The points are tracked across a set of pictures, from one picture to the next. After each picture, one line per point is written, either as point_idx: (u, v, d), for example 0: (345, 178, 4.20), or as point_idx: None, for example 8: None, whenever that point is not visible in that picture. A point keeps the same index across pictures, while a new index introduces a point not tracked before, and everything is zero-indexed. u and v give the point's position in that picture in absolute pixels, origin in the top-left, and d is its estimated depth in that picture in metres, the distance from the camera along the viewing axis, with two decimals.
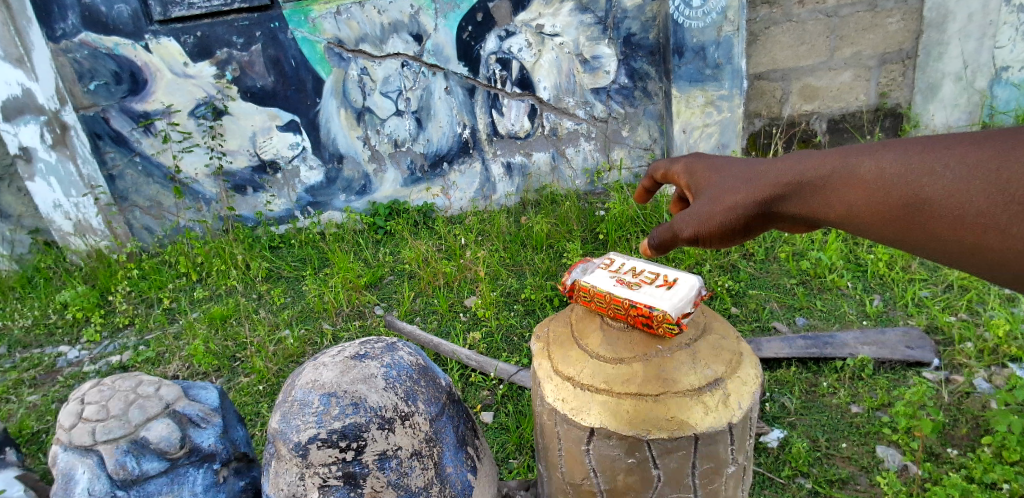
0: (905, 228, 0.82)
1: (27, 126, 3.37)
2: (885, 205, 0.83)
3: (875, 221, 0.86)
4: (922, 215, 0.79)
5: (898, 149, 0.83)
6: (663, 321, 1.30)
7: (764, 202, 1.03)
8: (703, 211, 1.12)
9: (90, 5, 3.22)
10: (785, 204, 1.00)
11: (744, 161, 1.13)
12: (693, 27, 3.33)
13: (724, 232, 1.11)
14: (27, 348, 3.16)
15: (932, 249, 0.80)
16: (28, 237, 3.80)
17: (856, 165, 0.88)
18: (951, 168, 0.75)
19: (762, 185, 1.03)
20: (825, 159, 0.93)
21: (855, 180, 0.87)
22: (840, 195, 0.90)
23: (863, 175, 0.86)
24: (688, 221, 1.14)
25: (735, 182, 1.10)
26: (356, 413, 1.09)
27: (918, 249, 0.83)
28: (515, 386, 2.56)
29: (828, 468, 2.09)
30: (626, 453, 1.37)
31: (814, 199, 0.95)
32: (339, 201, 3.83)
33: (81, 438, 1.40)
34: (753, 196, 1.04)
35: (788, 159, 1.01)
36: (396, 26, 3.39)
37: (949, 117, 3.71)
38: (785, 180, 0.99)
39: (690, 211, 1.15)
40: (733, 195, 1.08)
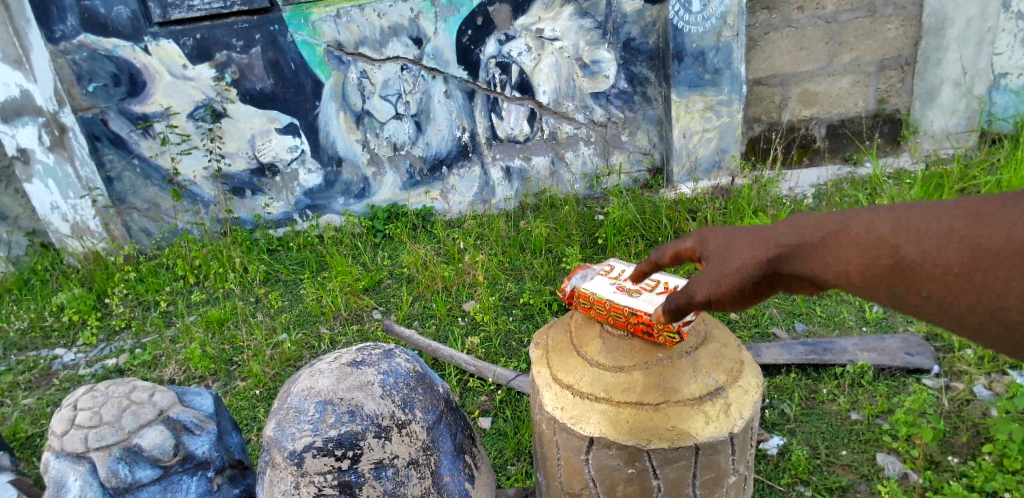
0: (901, 289, 0.82)
1: (25, 127, 3.35)
2: (880, 266, 0.82)
3: (871, 283, 0.85)
4: (918, 274, 0.79)
5: (879, 212, 0.85)
6: (664, 330, 1.29)
7: (766, 264, 0.97)
8: (711, 274, 1.06)
9: (89, 6, 3.21)
10: (785, 267, 0.96)
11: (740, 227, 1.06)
12: (693, 32, 3.33)
13: (738, 295, 1.04)
14: (23, 351, 3.14)
15: (928, 307, 0.81)
16: (25, 238, 3.78)
17: (846, 228, 0.88)
18: (938, 226, 0.78)
19: (764, 246, 0.98)
20: (817, 221, 0.92)
21: (847, 239, 0.87)
22: (836, 257, 0.88)
23: (855, 235, 0.86)
24: (700, 287, 1.08)
25: (737, 245, 1.04)
26: (352, 421, 1.08)
27: (914, 309, 0.83)
28: (514, 392, 2.54)
29: (829, 476, 2.07)
30: (626, 463, 1.36)
31: (812, 262, 0.92)
32: (337, 204, 3.81)
33: (73, 445, 1.38)
34: (755, 258, 0.98)
35: (786, 220, 0.98)
36: (396, 30, 3.38)
37: (949, 123, 3.71)
38: (784, 242, 0.95)
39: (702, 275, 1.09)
40: (738, 257, 1.02)
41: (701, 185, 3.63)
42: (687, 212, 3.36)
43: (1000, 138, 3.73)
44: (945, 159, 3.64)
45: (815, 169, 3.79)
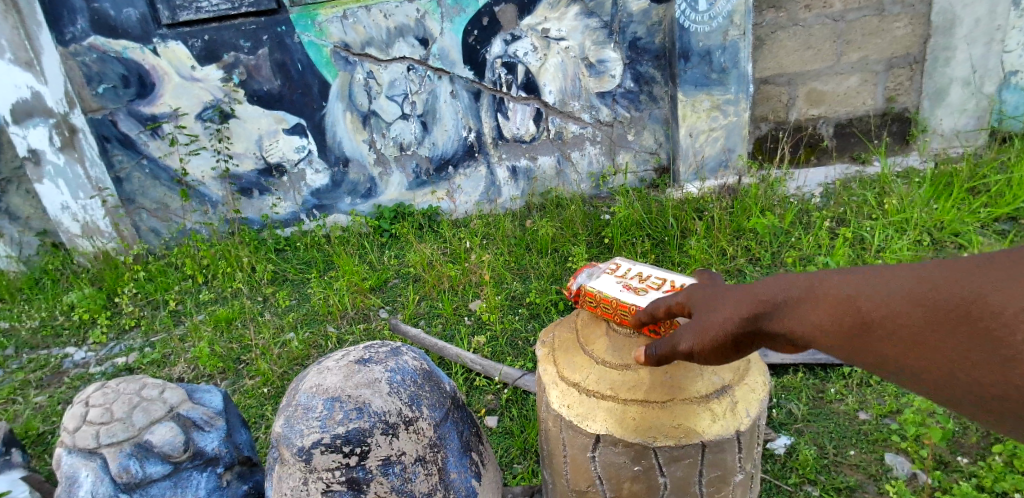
0: (873, 348, 0.84)
1: (36, 129, 3.39)
2: (852, 325, 0.86)
3: (844, 342, 0.88)
4: (888, 334, 0.82)
5: (851, 274, 0.90)
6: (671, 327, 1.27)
7: (749, 319, 1.01)
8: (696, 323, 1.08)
9: (99, 8, 3.24)
10: (764, 322, 0.99)
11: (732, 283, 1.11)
12: (699, 32, 3.33)
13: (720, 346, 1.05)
14: (35, 350, 3.18)
15: (901, 371, 0.83)
16: (36, 238, 3.82)
17: (822, 289, 0.92)
18: (901, 285, 0.81)
19: (747, 300, 1.01)
20: (794, 282, 0.97)
21: (820, 298, 0.92)
22: (812, 314, 0.92)
23: (828, 294, 0.91)
24: (684, 334, 1.09)
25: (724, 299, 1.07)
26: (360, 418, 1.09)
27: (890, 372, 0.85)
28: (520, 391, 2.55)
29: (836, 476, 2.07)
30: (633, 460, 1.36)
31: (790, 318, 0.96)
32: (344, 204, 3.83)
33: (85, 440, 1.40)
34: (738, 311, 1.02)
35: (768, 278, 1.03)
36: (402, 31, 3.40)
37: (957, 122, 3.68)
38: (764, 297, 0.99)
39: (688, 324, 1.10)
40: (721, 309, 1.05)
41: (707, 184, 3.63)
42: (693, 212, 3.36)
43: (1011, 137, 3.70)
44: (955, 158, 3.61)
45: (822, 168, 3.78)
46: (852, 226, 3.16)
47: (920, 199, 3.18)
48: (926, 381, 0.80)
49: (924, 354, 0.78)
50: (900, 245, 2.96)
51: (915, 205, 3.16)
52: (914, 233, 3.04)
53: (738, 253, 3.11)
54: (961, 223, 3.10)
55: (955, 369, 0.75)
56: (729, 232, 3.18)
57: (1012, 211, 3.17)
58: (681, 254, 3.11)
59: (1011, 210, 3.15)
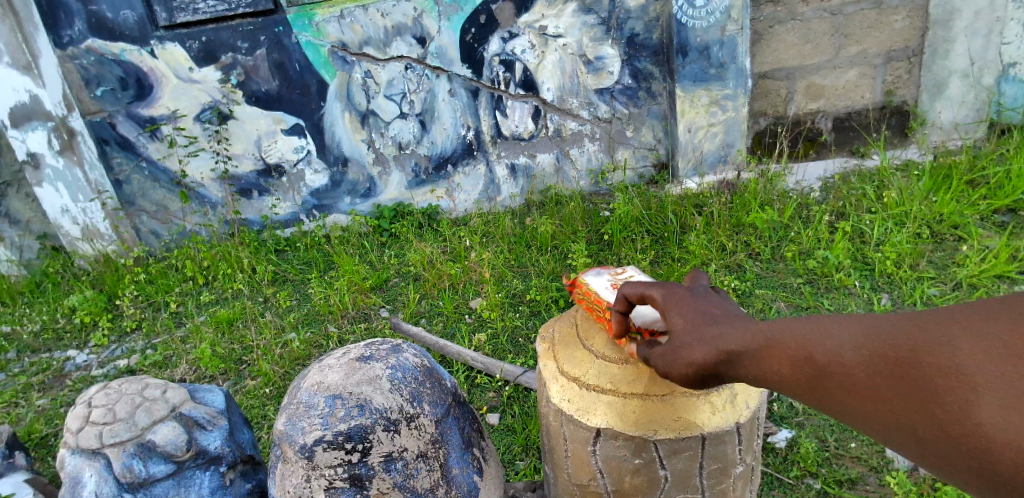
0: (830, 395, 0.84)
1: (35, 132, 3.39)
2: (813, 371, 0.86)
3: (804, 390, 0.88)
4: (845, 381, 0.82)
5: (818, 320, 0.90)
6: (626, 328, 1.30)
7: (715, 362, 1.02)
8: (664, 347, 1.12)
9: (96, 11, 3.24)
10: (723, 363, 1.01)
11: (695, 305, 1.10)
12: (696, 27, 3.33)
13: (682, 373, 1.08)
14: (36, 353, 3.19)
15: (855, 423, 0.83)
16: (36, 242, 3.82)
17: (785, 336, 0.92)
18: (862, 335, 0.82)
19: (712, 342, 1.02)
20: (757, 327, 0.98)
21: (778, 349, 0.93)
22: (775, 360, 0.93)
23: (785, 344, 0.92)
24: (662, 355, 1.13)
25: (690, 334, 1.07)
26: (361, 415, 1.10)
27: (839, 418, 0.85)
28: (522, 388, 2.56)
29: (838, 468, 2.08)
30: (633, 453, 1.36)
31: (752, 362, 0.97)
32: (343, 204, 3.83)
33: (88, 441, 1.40)
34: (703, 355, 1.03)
35: (736, 323, 1.03)
36: (400, 29, 3.40)
37: (957, 114, 3.68)
38: (728, 344, 1.00)
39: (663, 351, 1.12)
40: (688, 346, 1.06)
41: (707, 180, 3.63)
42: (693, 207, 3.36)
43: (1009, 129, 3.67)
44: (954, 150, 3.62)
45: (822, 162, 3.78)
46: (852, 220, 3.17)
47: (920, 192, 3.18)
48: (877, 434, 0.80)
49: (875, 405, 0.78)
50: (900, 238, 2.98)
51: (914, 198, 3.16)
52: (914, 226, 3.05)
53: (737, 249, 3.11)
54: (960, 216, 3.12)
55: (900, 422, 0.75)
56: (729, 227, 3.19)
57: (1012, 203, 3.18)
58: (680, 250, 3.11)
59: (1010, 202, 3.16)
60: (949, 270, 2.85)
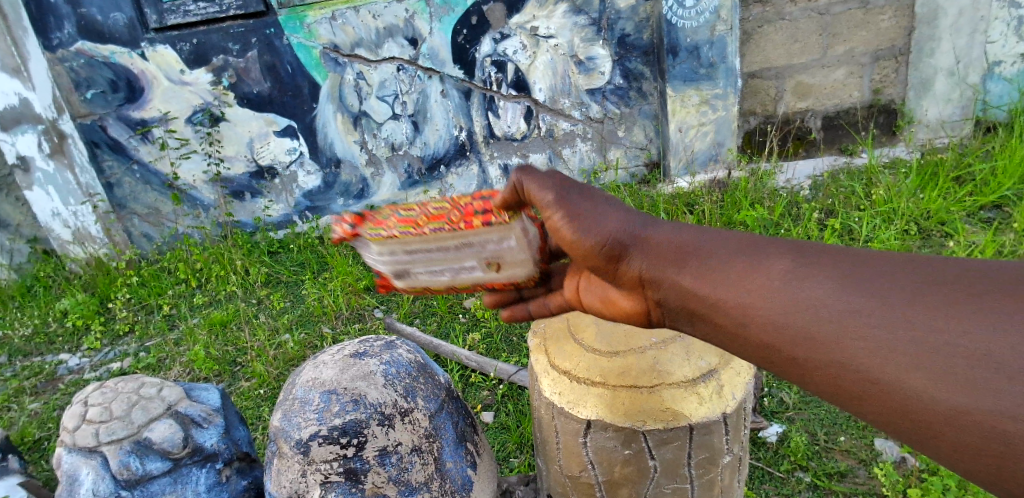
0: (804, 330, 0.73)
1: (24, 135, 3.37)
2: (801, 302, 0.74)
3: (763, 328, 0.78)
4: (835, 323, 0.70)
5: (816, 252, 0.79)
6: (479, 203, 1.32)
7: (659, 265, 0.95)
8: (588, 218, 1.05)
9: (86, 13, 3.24)
10: (669, 265, 0.93)
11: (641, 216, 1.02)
12: (686, 27, 3.37)
13: (606, 256, 1.02)
14: (28, 357, 3.18)
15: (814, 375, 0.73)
16: (27, 246, 3.81)
17: (768, 260, 0.81)
18: (878, 282, 0.70)
19: (666, 250, 0.94)
20: (730, 248, 0.87)
21: (752, 274, 0.81)
22: (738, 273, 0.82)
23: (764, 274, 0.80)
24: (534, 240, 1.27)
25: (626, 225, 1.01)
26: (356, 410, 1.12)
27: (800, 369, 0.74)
28: (516, 386, 2.58)
29: (827, 462, 2.11)
30: (623, 444, 1.39)
31: (703, 272, 0.87)
32: (337, 205, 3.84)
33: (85, 439, 1.42)
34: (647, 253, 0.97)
35: (703, 242, 0.91)
36: (391, 31, 3.41)
37: (943, 112, 3.73)
38: (689, 253, 0.91)
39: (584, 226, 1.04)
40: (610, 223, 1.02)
41: (698, 178, 3.66)
42: (684, 206, 3.41)
43: (995, 126, 3.75)
44: (940, 148, 3.67)
45: (811, 160, 3.82)
46: (841, 217, 3.20)
47: (907, 189, 3.23)
48: (831, 387, 0.71)
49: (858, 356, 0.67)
50: (888, 234, 3.02)
51: (902, 195, 3.21)
52: (901, 222, 3.09)
53: None
54: (947, 212, 3.17)
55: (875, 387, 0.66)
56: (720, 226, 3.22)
57: (997, 199, 3.24)
58: None
59: (996, 198, 3.22)
60: None
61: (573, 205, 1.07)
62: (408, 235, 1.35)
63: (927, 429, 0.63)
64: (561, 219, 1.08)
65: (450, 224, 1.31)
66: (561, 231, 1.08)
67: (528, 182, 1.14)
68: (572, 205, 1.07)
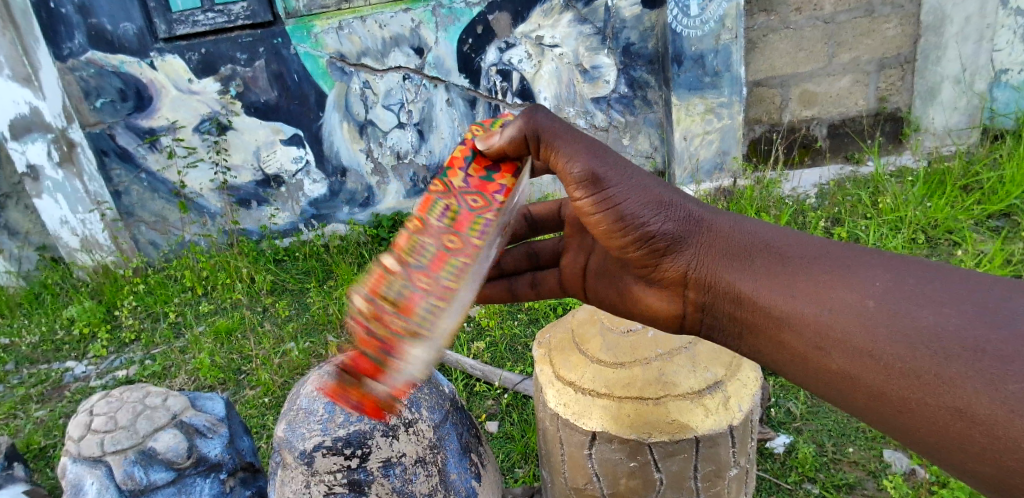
0: (857, 334, 0.73)
1: (34, 144, 3.41)
2: (856, 307, 0.74)
3: (801, 337, 0.80)
4: (882, 328, 0.71)
5: (867, 264, 0.78)
6: (474, 174, 1.24)
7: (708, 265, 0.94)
8: (631, 207, 0.98)
9: (96, 24, 3.28)
10: (722, 265, 0.92)
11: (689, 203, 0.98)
12: (691, 36, 3.38)
13: (651, 249, 1.00)
14: (35, 364, 3.19)
15: (836, 383, 0.76)
16: (35, 253, 3.84)
17: (848, 271, 0.78)
18: (940, 295, 0.70)
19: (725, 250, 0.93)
20: (805, 255, 0.84)
21: (820, 284, 0.79)
22: (816, 286, 0.80)
23: (829, 282, 0.79)
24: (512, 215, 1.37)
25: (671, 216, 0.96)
26: (360, 421, 1.12)
27: (822, 373, 0.78)
28: (520, 396, 2.56)
29: (836, 473, 2.08)
30: (628, 457, 1.38)
31: (765, 276, 0.87)
32: (342, 213, 3.85)
33: (90, 449, 1.42)
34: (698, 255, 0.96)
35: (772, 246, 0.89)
36: (398, 40, 3.44)
37: (949, 119, 3.71)
38: (751, 255, 0.90)
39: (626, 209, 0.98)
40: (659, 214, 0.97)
41: (703, 187, 3.66)
42: None
43: (1002, 134, 3.73)
44: (947, 156, 3.65)
45: (817, 168, 3.81)
46: (847, 226, 3.19)
47: (914, 198, 3.21)
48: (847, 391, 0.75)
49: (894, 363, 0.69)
50: (895, 243, 2.99)
51: (908, 203, 3.19)
52: (909, 231, 3.07)
53: None
54: (955, 220, 3.15)
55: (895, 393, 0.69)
56: None
57: (1005, 207, 3.22)
58: None
59: (1004, 206, 3.19)
60: None
61: (608, 184, 0.99)
62: (452, 259, 1.14)
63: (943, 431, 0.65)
64: (589, 201, 1.00)
65: (472, 210, 1.21)
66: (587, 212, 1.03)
67: (557, 155, 1.03)
68: (609, 186, 0.99)
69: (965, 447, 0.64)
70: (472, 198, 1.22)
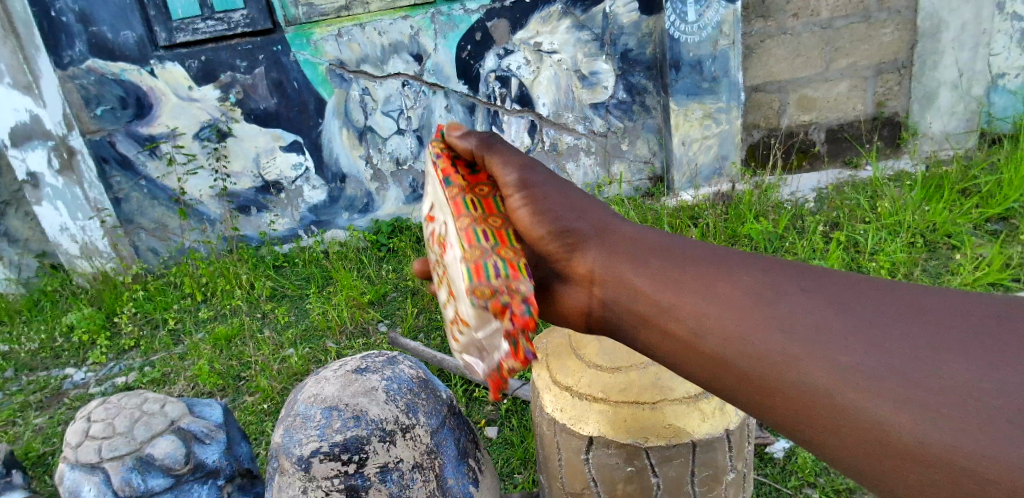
0: (745, 318, 0.75)
1: (35, 151, 3.42)
2: (827, 315, 0.70)
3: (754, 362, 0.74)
4: (861, 344, 0.66)
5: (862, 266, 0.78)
6: (454, 167, 1.19)
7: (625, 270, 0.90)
8: (543, 198, 1.00)
9: (97, 32, 3.30)
10: (631, 270, 0.90)
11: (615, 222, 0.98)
12: (689, 42, 3.40)
13: (557, 237, 0.98)
14: (34, 371, 3.18)
15: (795, 411, 0.69)
16: (35, 260, 3.84)
17: (741, 267, 0.82)
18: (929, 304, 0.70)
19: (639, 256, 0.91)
20: (702, 256, 0.86)
21: (716, 282, 0.81)
22: (704, 277, 0.82)
23: (724, 283, 0.80)
24: None
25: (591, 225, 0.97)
26: (357, 426, 1.12)
27: (780, 399, 0.71)
28: (520, 401, 2.56)
29: (835, 478, 2.08)
30: (626, 461, 1.39)
31: (670, 277, 0.85)
32: (341, 219, 3.86)
33: (88, 456, 1.43)
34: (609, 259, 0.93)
35: (673, 247, 0.90)
36: (397, 47, 3.45)
37: (947, 124, 3.73)
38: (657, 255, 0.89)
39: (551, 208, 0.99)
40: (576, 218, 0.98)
41: (702, 192, 3.66)
42: (688, 219, 3.40)
43: (1000, 138, 3.75)
44: (946, 160, 3.67)
45: (815, 173, 3.82)
46: (846, 230, 3.18)
47: (912, 202, 3.22)
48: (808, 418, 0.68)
49: (869, 389, 0.63)
50: (894, 247, 2.99)
51: (907, 208, 3.19)
52: (907, 235, 3.07)
53: None
54: (954, 224, 3.15)
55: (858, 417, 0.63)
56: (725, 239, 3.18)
57: (1003, 211, 3.23)
58: None
59: (1002, 210, 3.20)
60: (943, 278, 2.86)
61: (538, 186, 1.01)
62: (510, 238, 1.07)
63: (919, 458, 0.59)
64: (518, 197, 1.01)
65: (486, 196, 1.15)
66: (518, 212, 1.02)
67: (490, 156, 1.08)
68: (527, 178, 1.02)
69: (932, 469, 0.58)
70: (482, 188, 1.16)
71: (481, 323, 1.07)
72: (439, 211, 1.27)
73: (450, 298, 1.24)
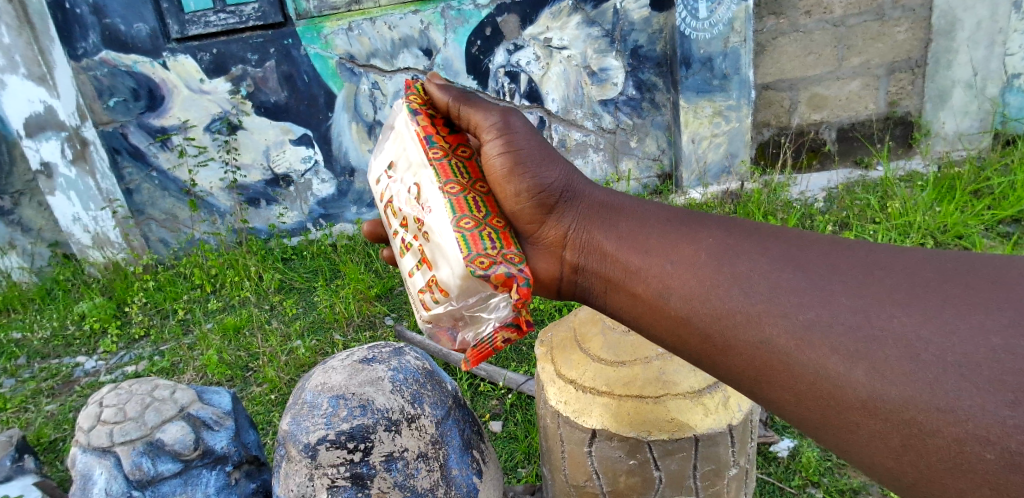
0: (701, 278, 0.82)
1: (48, 142, 3.45)
2: (816, 295, 0.71)
3: (753, 354, 0.75)
4: (856, 327, 0.66)
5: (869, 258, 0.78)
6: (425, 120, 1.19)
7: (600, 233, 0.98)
8: (524, 158, 1.04)
9: (110, 24, 3.33)
10: (609, 241, 0.96)
11: (587, 186, 1.05)
12: (700, 39, 3.39)
13: (538, 205, 1.03)
14: (45, 359, 3.23)
15: (808, 407, 0.70)
16: (48, 250, 3.89)
17: (699, 228, 0.89)
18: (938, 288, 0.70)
19: (614, 224, 0.98)
20: (675, 225, 0.92)
21: (690, 250, 0.86)
22: (669, 241, 0.89)
23: (699, 251, 0.85)
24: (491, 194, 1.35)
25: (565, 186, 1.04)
26: (363, 415, 1.14)
27: (793, 397, 0.71)
28: (525, 396, 2.57)
29: (840, 478, 2.08)
30: (628, 454, 1.39)
31: (650, 248, 0.91)
32: (350, 213, 3.88)
33: (99, 440, 1.46)
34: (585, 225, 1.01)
35: (651, 219, 0.96)
36: (407, 41, 3.46)
37: (961, 124, 3.70)
38: (636, 226, 0.95)
39: (529, 164, 1.03)
40: (553, 177, 1.03)
41: (711, 190, 3.65)
42: None
43: (1015, 139, 3.71)
44: (958, 161, 3.63)
45: (826, 172, 3.79)
46: (855, 229, 3.16)
47: (923, 202, 3.19)
48: (820, 415, 0.69)
49: (861, 377, 0.64)
50: None
51: (917, 208, 3.16)
52: (917, 235, 3.04)
53: None
54: (965, 225, 3.12)
55: (868, 413, 0.64)
56: None
57: (1016, 213, 3.19)
58: None
59: (1014, 212, 3.17)
60: None
61: (515, 138, 1.05)
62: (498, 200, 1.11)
63: (937, 456, 0.60)
64: (496, 145, 1.05)
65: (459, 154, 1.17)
66: (492, 163, 1.06)
67: (472, 110, 1.12)
68: (513, 143, 1.05)
69: (953, 466, 0.58)
70: (464, 150, 1.18)
71: (468, 287, 1.05)
72: (403, 173, 1.22)
73: (420, 263, 1.17)
